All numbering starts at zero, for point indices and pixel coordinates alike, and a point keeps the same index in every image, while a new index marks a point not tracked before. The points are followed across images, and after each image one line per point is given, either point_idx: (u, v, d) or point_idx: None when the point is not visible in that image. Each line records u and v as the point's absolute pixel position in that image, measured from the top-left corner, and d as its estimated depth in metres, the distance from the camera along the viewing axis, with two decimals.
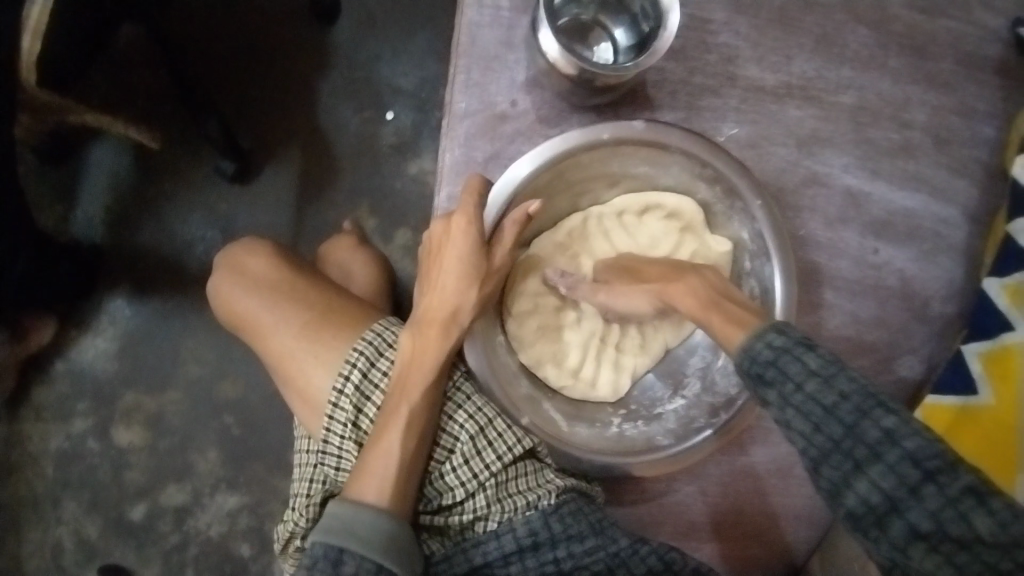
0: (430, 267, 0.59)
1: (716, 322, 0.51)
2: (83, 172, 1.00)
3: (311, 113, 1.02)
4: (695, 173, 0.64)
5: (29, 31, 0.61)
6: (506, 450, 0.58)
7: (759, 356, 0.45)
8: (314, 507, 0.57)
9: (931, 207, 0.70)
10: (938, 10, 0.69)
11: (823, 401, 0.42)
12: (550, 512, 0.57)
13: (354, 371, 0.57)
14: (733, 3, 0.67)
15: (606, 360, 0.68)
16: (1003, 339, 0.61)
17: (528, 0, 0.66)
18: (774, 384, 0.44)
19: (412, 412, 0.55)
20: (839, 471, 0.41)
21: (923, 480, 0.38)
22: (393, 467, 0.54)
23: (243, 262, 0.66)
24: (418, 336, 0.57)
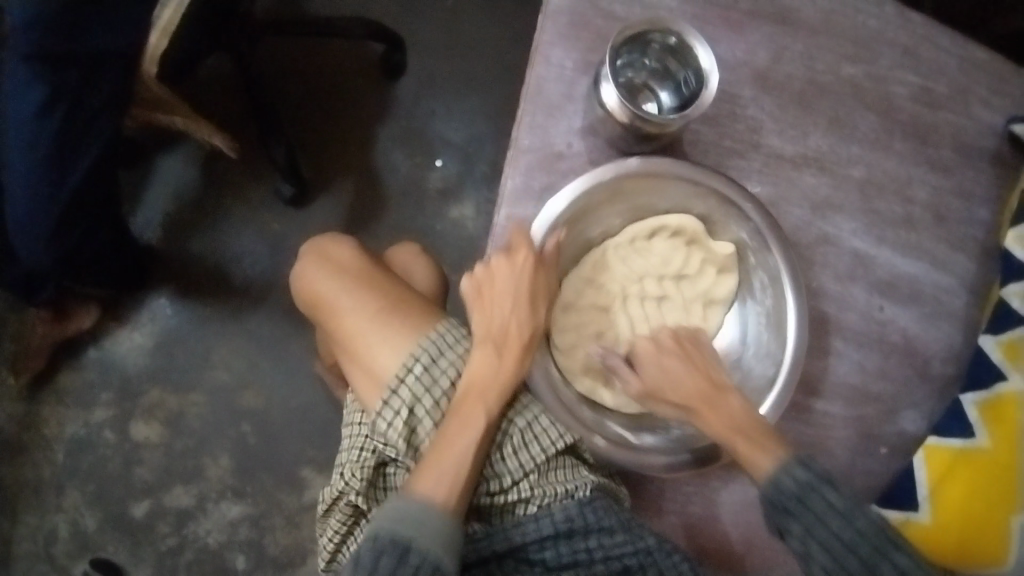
0: (482, 297, 0.67)
1: (740, 446, 0.63)
2: (150, 177, 1.08)
3: (368, 152, 1.12)
4: (718, 211, 0.72)
5: (158, 29, 0.75)
6: (550, 443, 0.65)
7: (785, 487, 0.61)
8: (367, 471, 0.63)
9: (927, 276, 0.79)
10: (936, 110, 0.81)
11: (842, 535, 0.60)
12: (585, 503, 0.63)
13: (418, 365, 0.64)
14: (763, 83, 0.78)
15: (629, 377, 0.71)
16: (998, 387, 0.68)
17: (588, 64, 0.76)
18: (796, 516, 0.61)
19: (485, 421, 0.62)
20: (843, 551, 0.55)
21: (915, 560, 0.52)
22: (461, 467, 0.60)
23: (328, 251, 0.72)
24: (489, 353, 0.65)
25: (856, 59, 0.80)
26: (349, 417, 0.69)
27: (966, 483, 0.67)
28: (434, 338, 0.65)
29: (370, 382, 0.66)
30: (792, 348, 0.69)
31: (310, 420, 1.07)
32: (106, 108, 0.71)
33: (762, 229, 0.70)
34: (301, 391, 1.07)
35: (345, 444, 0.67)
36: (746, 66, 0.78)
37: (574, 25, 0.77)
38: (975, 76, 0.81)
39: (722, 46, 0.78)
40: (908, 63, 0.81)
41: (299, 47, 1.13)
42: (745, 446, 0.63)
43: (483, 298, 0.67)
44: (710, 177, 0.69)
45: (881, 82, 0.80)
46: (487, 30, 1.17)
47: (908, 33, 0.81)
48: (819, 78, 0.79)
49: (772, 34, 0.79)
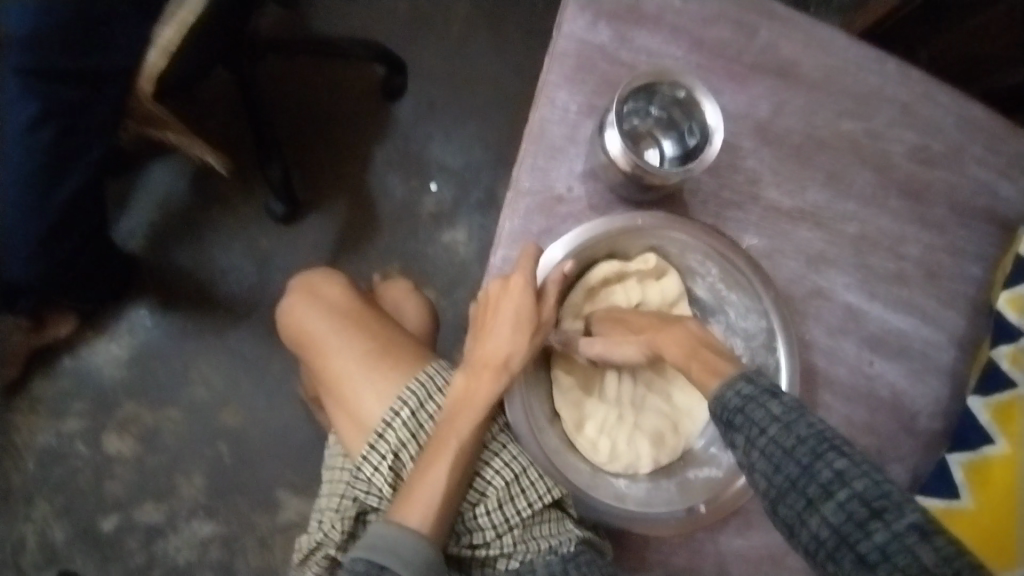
0: (483, 321, 0.66)
1: (695, 370, 0.62)
2: (139, 186, 1.06)
3: (362, 174, 1.11)
4: (692, 253, 0.72)
5: (156, 47, 0.70)
6: (536, 499, 0.65)
7: (729, 403, 0.56)
8: (347, 523, 0.63)
9: (916, 332, 0.80)
10: (930, 169, 0.82)
11: (783, 440, 0.53)
12: (568, 559, 0.63)
13: (404, 409, 0.64)
14: (763, 135, 0.79)
15: (622, 435, 0.69)
16: (984, 450, 0.70)
17: (593, 108, 0.76)
18: (741, 428, 0.55)
19: (457, 449, 0.62)
20: (793, 508, 0.51)
21: (869, 515, 0.47)
22: (437, 496, 0.60)
23: (319, 288, 0.73)
24: (470, 377, 0.64)
25: (856, 116, 0.81)
26: (331, 461, 0.70)
27: None
28: (421, 386, 0.66)
29: (354, 427, 0.67)
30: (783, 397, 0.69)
31: (288, 441, 1.05)
32: (101, 129, 0.69)
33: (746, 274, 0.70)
34: (281, 411, 1.05)
35: (326, 490, 0.68)
36: (748, 117, 0.79)
37: (580, 68, 0.77)
38: (970, 138, 0.83)
39: (725, 96, 0.79)
40: (905, 122, 0.82)
41: (297, 62, 1.12)
42: (699, 366, 0.62)
43: (484, 320, 0.66)
44: (680, 223, 0.69)
45: (878, 139, 0.81)
46: (489, 55, 1.17)
47: (906, 92, 0.82)
48: (818, 132, 0.80)
49: (774, 87, 0.80)
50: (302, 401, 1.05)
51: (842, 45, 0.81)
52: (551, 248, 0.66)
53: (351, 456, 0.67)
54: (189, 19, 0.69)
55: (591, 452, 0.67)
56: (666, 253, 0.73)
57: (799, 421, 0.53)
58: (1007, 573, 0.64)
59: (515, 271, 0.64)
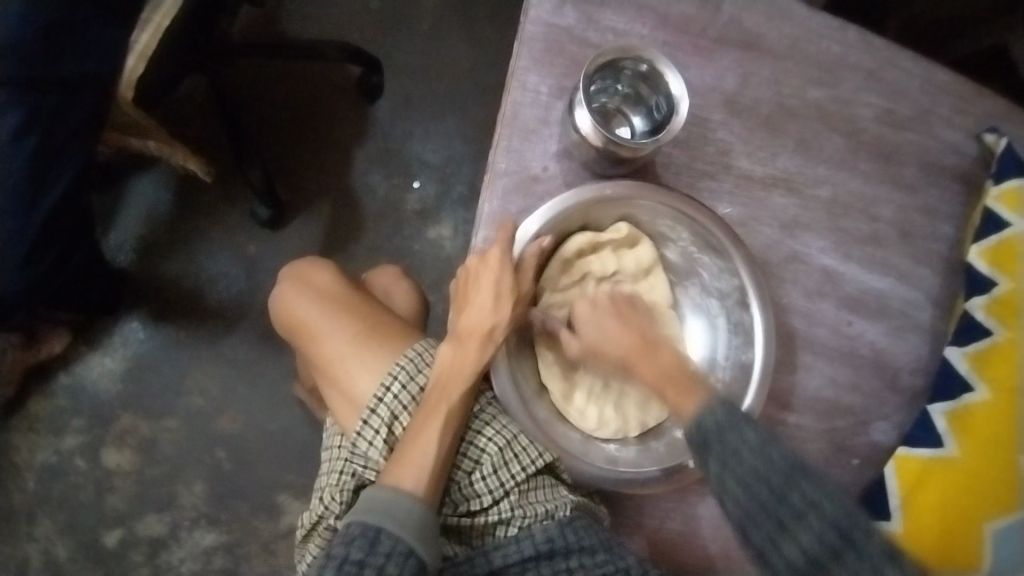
0: (465, 292, 0.67)
1: (671, 395, 0.62)
2: (124, 199, 1.07)
3: (345, 174, 1.12)
4: (660, 219, 0.73)
5: (136, 53, 0.74)
6: (529, 463, 0.64)
7: (704, 424, 0.58)
8: (347, 495, 0.63)
9: (894, 290, 0.81)
10: (897, 130, 0.84)
11: (758, 468, 0.54)
12: (565, 523, 0.64)
13: (394, 383, 0.65)
14: (732, 106, 0.80)
15: (608, 403, 0.72)
16: (965, 399, 0.70)
17: (563, 90, 0.78)
18: (716, 455, 0.56)
19: (447, 412, 0.63)
20: (763, 531, 0.52)
21: (842, 544, 0.49)
22: (430, 458, 0.60)
23: (307, 274, 0.73)
24: (457, 348, 0.65)
25: (821, 83, 0.83)
26: (327, 441, 0.70)
27: (935, 491, 0.68)
28: (410, 360, 0.66)
29: (348, 404, 0.67)
30: (761, 353, 0.71)
31: (286, 444, 1.05)
32: (79, 134, 0.71)
33: (712, 234, 0.71)
34: (277, 415, 1.06)
35: (324, 469, 0.67)
36: (716, 90, 0.80)
37: (549, 50, 0.78)
38: (935, 97, 0.85)
39: (692, 71, 0.80)
40: (870, 86, 0.84)
41: (274, 68, 1.13)
42: (676, 391, 0.62)
43: (465, 290, 0.67)
44: (649, 191, 0.69)
45: (844, 104, 0.83)
46: (463, 52, 1.18)
47: (869, 57, 0.84)
48: (785, 101, 0.82)
49: (740, 60, 0.81)
50: (298, 403, 1.06)
51: (804, 15, 0.83)
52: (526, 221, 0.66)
53: (348, 434, 0.67)
54: (165, 22, 0.74)
55: (580, 420, 0.70)
56: (637, 219, 0.75)
57: (771, 445, 0.55)
58: (1009, 519, 0.65)
59: (492, 246, 0.64)
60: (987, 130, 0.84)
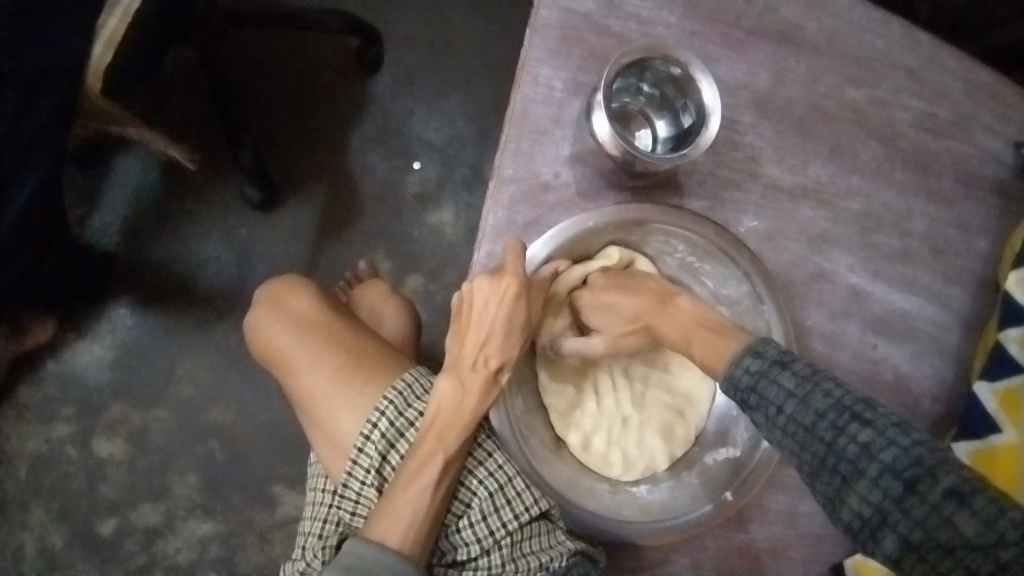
0: (462, 319, 0.62)
1: (699, 351, 0.62)
2: (102, 183, 1.01)
3: (341, 154, 1.05)
4: (653, 238, 0.68)
5: (102, 40, 0.66)
6: (523, 510, 0.62)
7: (738, 381, 0.57)
8: (329, 550, 0.60)
9: (923, 311, 0.76)
10: (940, 136, 0.77)
11: (803, 420, 0.53)
12: (559, 575, 0.61)
13: (381, 421, 0.61)
14: (762, 107, 0.73)
15: (631, 440, 0.67)
16: (991, 439, 0.67)
17: (579, 85, 0.71)
18: (757, 407, 0.56)
19: (445, 460, 0.59)
20: (830, 485, 0.51)
21: (904, 490, 0.47)
22: (422, 507, 0.58)
23: (287, 300, 0.69)
24: (456, 384, 0.60)
25: (861, 82, 0.75)
26: (311, 482, 0.67)
27: None
28: (399, 393, 0.62)
29: (332, 447, 0.64)
30: None
31: (281, 436, 1.03)
32: (47, 138, 0.65)
33: (732, 249, 0.66)
34: (272, 406, 1.03)
35: (308, 514, 0.65)
36: (746, 89, 0.73)
37: (565, 40, 0.71)
38: (983, 99, 0.78)
39: (720, 67, 0.73)
40: (914, 86, 0.76)
41: (265, 35, 1.05)
42: (701, 349, 0.62)
43: (465, 322, 0.62)
44: (665, 214, 0.65)
45: (885, 106, 0.76)
46: (469, 19, 1.10)
47: (915, 53, 0.76)
48: (821, 102, 0.75)
49: (774, 54, 0.74)
50: (293, 394, 1.03)
51: (846, 5, 0.75)
52: (531, 248, 0.62)
53: (331, 477, 0.64)
54: (132, 7, 0.66)
55: (603, 467, 0.65)
56: (629, 241, 0.69)
57: (822, 399, 0.53)
58: None
59: (506, 271, 0.59)
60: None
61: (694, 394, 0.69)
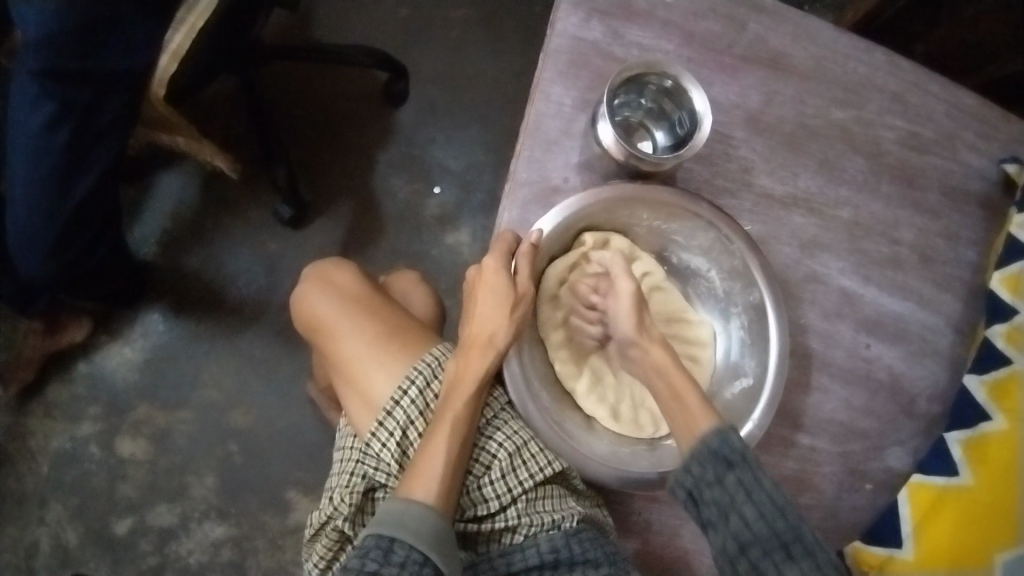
0: (471, 301, 0.68)
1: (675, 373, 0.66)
2: (151, 193, 1.09)
3: (367, 177, 1.13)
4: (621, 213, 0.70)
5: (169, 51, 0.76)
6: (537, 471, 0.65)
7: (726, 442, 0.59)
8: (356, 497, 0.64)
9: (914, 314, 0.80)
10: (922, 154, 0.83)
11: (774, 498, 0.56)
12: (571, 534, 0.64)
13: (412, 386, 0.66)
14: (754, 124, 0.80)
15: (647, 400, 0.74)
16: (982, 427, 0.70)
17: (587, 103, 0.77)
18: (721, 460, 0.59)
19: (451, 423, 0.62)
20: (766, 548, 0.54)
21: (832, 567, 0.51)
22: (440, 470, 0.61)
23: (331, 274, 0.75)
24: (462, 357, 0.66)
25: (845, 104, 0.82)
26: (340, 441, 0.70)
27: (950, 519, 0.68)
28: (427, 364, 0.67)
29: (364, 404, 0.69)
30: (774, 363, 0.68)
31: (297, 442, 1.06)
32: (111, 131, 0.73)
33: (689, 205, 0.68)
34: (289, 412, 1.07)
35: (336, 470, 0.68)
36: (739, 108, 0.80)
37: (573, 64, 0.77)
38: (962, 122, 0.84)
39: (715, 88, 0.80)
40: (896, 109, 0.83)
41: (302, 69, 1.15)
42: (692, 405, 0.63)
43: (472, 301, 0.67)
44: (653, 192, 0.68)
45: (869, 126, 0.82)
46: (489, 60, 1.20)
47: (897, 79, 0.84)
48: (809, 120, 0.81)
49: (764, 78, 0.81)
50: (309, 402, 1.07)
51: (830, 37, 0.83)
52: (542, 222, 0.65)
53: (362, 436, 0.68)
54: (198, 24, 0.75)
55: (634, 430, 0.71)
56: (598, 224, 0.71)
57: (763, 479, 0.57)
58: (1018, 552, 0.64)
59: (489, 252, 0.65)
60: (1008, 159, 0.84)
61: (698, 339, 0.76)
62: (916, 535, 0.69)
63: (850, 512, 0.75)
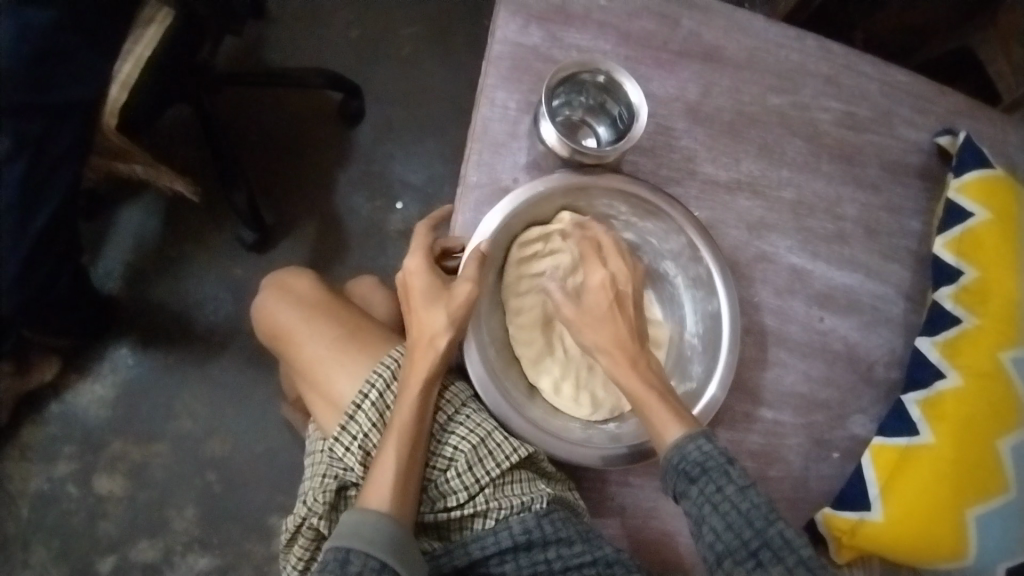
0: (408, 298, 0.68)
1: (654, 412, 0.65)
2: (111, 228, 1.09)
3: (328, 197, 1.15)
4: (596, 200, 0.73)
5: (118, 82, 0.77)
6: (504, 458, 0.66)
7: (690, 455, 0.62)
8: (329, 494, 0.65)
9: (864, 285, 0.83)
10: (859, 132, 0.87)
11: (740, 506, 0.60)
12: (542, 514, 0.66)
13: (372, 391, 0.67)
14: (695, 115, 0.83)
15: (598, 382, 0.73)
16: (938, 386, 0.72)
17: (531, 104, 0.79)
18: (697, 481, 0.62)
19: (399, 431, 0.64)
20: (741, 565, 0.59)
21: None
22: (392, 476, 0.62)
23: (289, 282, 0.77)
24: (408, 356, 0.66)
25: (781, 90, 0.85)
26: (310, 447, 0.72)
27: (915, 480, 0.69)
28: (384, 368, 0.68)
29: (330, 406, 0.71)
30: (727, 340, 0.73)
31: (277, 466, 1.06)
32: (64, 163, 0.73)
33: (630, 190, 0.71)
34: (267, 437, 1.07)
35: (308, 472, 0.69)
36: (678, 101, 0.83)
37: (515, 69, 0.79)
38: (894, 99, 0.88)
39: (654, 83, 0.83)
40: (830, 91, 0.87)
41: (254, 95, 1.16)
42: (658, 413, 0.65)
43: (408, 298, 0.68)
44: (615, 177, 0.71)
45: (806, 109, 0.86)
46: (442, 75, 1.22)
47: (829, 62, 0.87)
48: (747, 108, 0.84)
49: (700, 71, 0.84)
50: (286, 424, 1.07)
51: (762, 27, 0.86)
52: (487, 218, 0.67)
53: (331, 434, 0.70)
54: (145, 53, 0.77)
55: (575, 407, 0.71)
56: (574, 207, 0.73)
57: (747, 498, 0.61)
58: (990, 505, 0.68)
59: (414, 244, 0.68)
60: (941, 133, 0.87)
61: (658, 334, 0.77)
62: (885, 497, 0.70)
63: (819, 481, 0.78)
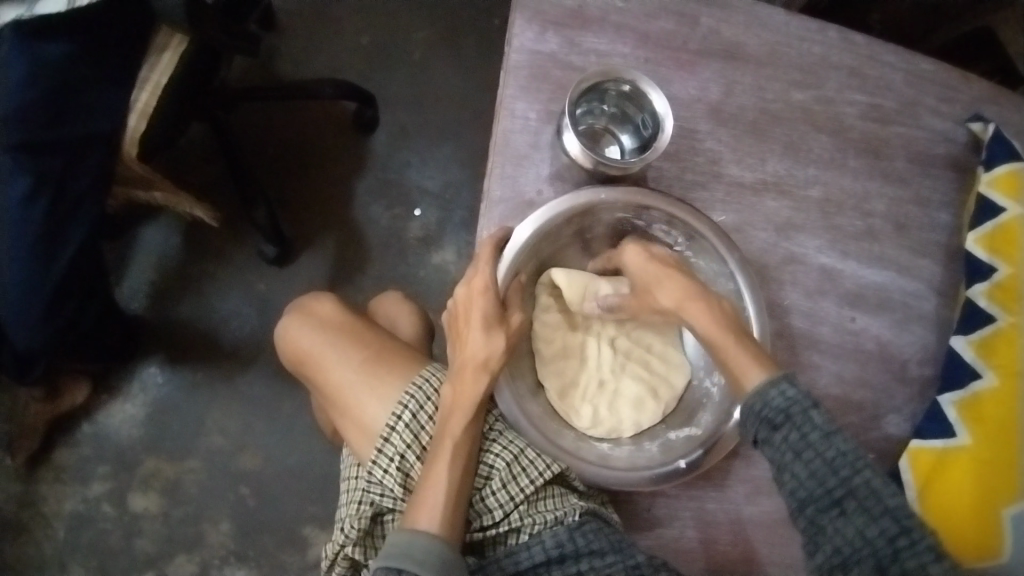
0: (458, 326, 0.69)
1: (736, 356, 0.63)
2: (133, 247, 1.10)
3: (346, 208, 1.15)
4: (655, 223, 0.73)
5: (136, 111, 0.77)
6: (537, 475, 0.68)
7: (772, 401, 0.58)
8: (364, 522, 0.66)
9: (895, 283, 0.82)
10: (886, 125, 0.85)
11: (824, 455, 0.56)
12: (574, 528, 0.67)
13: (405, 412, 0.68)
14: (717, 116, 0.81)
15: (603, 401, 0.73)
16: (974, 387, 0.71)
17: (552, 113, 0.77)
18: (780, 428, 0.58)
19: (452, 446, 0.65)
20: (825, 512, 0.56)
21: (898, 534, 0.54)
22: (442, 494, 0.63)
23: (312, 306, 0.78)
24: (456, 381, 0.67)
25: (804, 85, 0.84)
26: (346, 471, 0.73)
27: (951, 483, 0.69)
28: (418, 388, 0.69)
29: (360, 433, 0.71)
30: (757, 347, 0.70)
31: (307, 479, 1.07)
32: (89, 195, 0.74)
33: (646, 203, 0.69)
34: (297, 449, 1.07)
35: (344, 500, 0.70)
36: (700, 102, 0.81)
37: (534, 78, 0.78)
38: (921, 89, 0.86)
39: (675, 85, 0.81)
40: (854, 84, 0.85)
41: (268, 109, 1.16)
42: (737, 357, 0.63)
43: (459, 324, 0.69)
44: (647, 196, 0.69)
45: (831, 103, 0.84)
46: (455, 78, 1.21)
47: (853, 54, 0.85)
48: (770, 106, 0.82)
49: (721, 70, 0.82)
50: (315, 435, 1.08)
51: (783, 21, 0.84)
52: (518, 231, 0.66)
53: (363, 462, 0.71)
54: (162, 81, 0.78)
55: (571, 417, 0.71)
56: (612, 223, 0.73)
57: (832, 446, 0.57)
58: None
59: (473, 274, 0.66)
60: (972, 118, 0.85)
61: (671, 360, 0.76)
62: (922, 499, 0.71)
63: None
